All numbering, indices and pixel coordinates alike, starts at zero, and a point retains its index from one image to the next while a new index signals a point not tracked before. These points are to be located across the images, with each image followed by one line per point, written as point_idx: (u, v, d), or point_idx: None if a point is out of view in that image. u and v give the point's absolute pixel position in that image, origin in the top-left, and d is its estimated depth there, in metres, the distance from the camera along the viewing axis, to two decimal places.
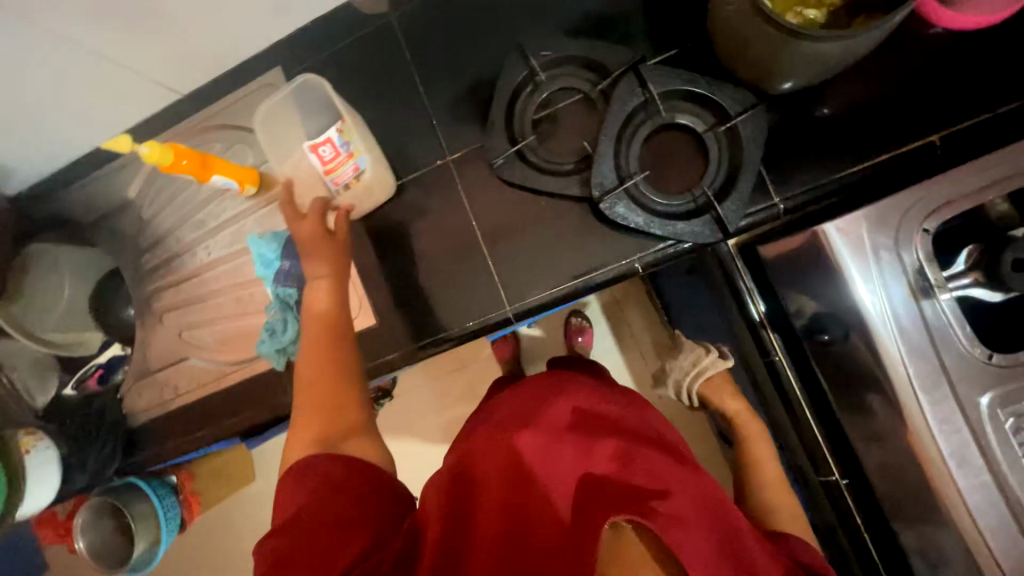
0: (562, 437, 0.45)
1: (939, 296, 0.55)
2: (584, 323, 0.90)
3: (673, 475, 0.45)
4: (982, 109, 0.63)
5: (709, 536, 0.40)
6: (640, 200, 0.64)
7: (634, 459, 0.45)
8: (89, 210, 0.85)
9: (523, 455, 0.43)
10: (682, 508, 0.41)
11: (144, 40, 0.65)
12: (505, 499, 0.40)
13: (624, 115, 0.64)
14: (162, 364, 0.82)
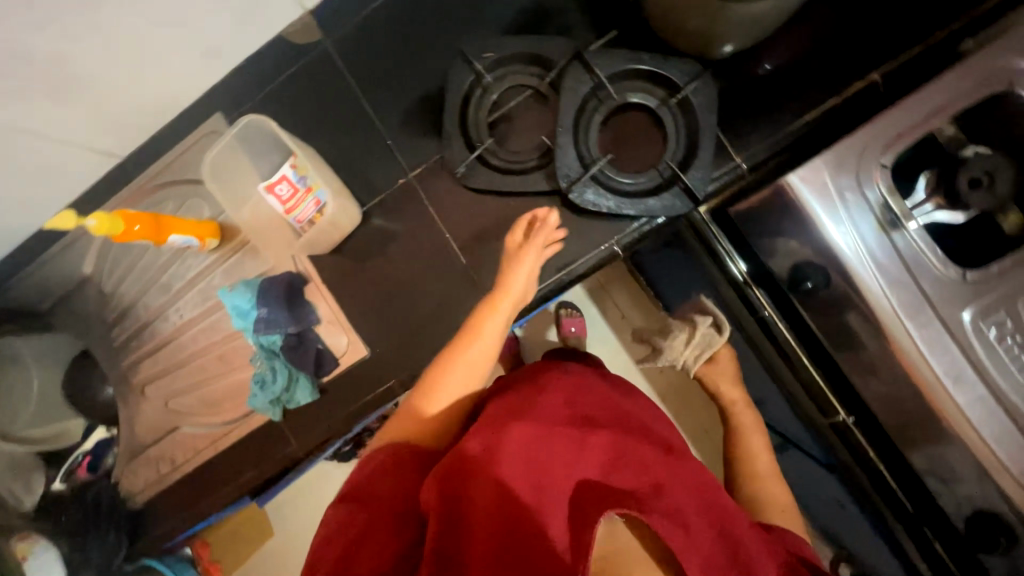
0: (562, 434, 0.47)
1: (907, 226, 0.57)
2: (575, 313, 0.90)
3: (665, 470, 0.48)
4: (913, 41, 0.65)
5: (696, 527, 0.44)
6: (608, 184, 0.65)
7: (629, 457, 0.48)
8: (43, 295, 0.80)
9: (524, 448, 0.44)
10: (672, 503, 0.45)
11: (69, 107, 0.62)
12: (513, 499, 0.41)
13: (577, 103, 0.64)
14: (152, 438, 0.79)
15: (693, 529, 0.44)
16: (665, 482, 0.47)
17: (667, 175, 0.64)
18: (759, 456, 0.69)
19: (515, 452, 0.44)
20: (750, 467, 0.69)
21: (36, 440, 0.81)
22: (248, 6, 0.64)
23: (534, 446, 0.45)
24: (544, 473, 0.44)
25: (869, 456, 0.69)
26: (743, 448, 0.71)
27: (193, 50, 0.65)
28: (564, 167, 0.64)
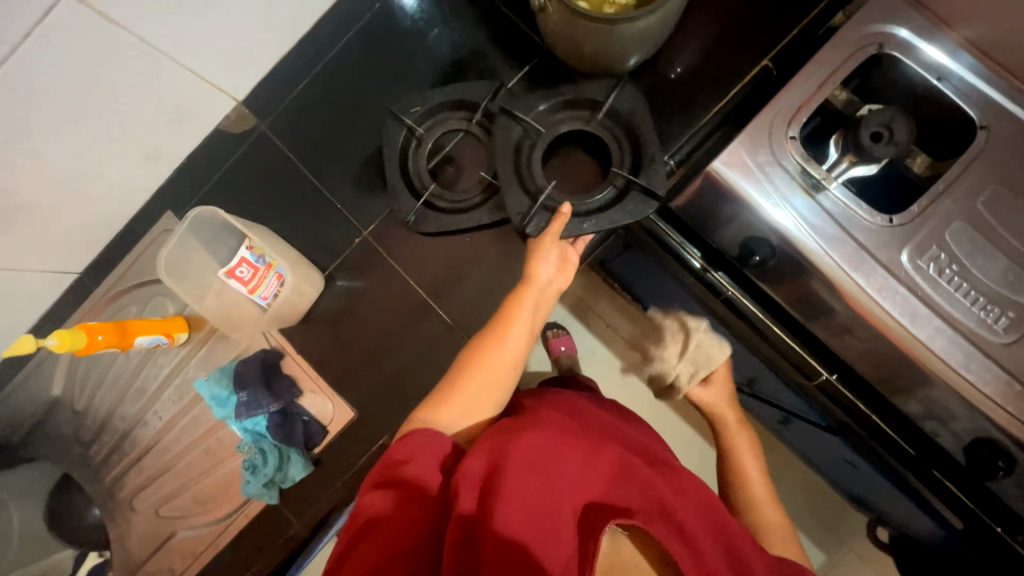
0: (562, 452, 0.45)
1: (829, 187, 0.61)
2: (562, 332, 0.90)
3: (665, 481, 0.47)
4: (788, 28, 0.73)
5: (698, 532, 0.45)
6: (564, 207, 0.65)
7: (631, 468, 0.46)
8: (13, 426, 0.78)
9: (537, 458, 0.43)
10: (672, 512, 0.45)
11: (16, 236, 0.63)
12: (520, 518, 0.39)
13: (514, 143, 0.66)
14: (147, 551, 0.75)
15: (693, 534, 0.44)
16: (665, 493, 0.46)
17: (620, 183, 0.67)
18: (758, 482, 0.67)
19: (518, 480, 0.41)
20: (749, 495, 0.66)
21: None
22: (180, 107, 0.67)
23: (535, 469, 0.43)
24: (547, 497, 0.42)
25: (861, 409, 0.73)
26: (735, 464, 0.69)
27: (135, 156, 0.67)
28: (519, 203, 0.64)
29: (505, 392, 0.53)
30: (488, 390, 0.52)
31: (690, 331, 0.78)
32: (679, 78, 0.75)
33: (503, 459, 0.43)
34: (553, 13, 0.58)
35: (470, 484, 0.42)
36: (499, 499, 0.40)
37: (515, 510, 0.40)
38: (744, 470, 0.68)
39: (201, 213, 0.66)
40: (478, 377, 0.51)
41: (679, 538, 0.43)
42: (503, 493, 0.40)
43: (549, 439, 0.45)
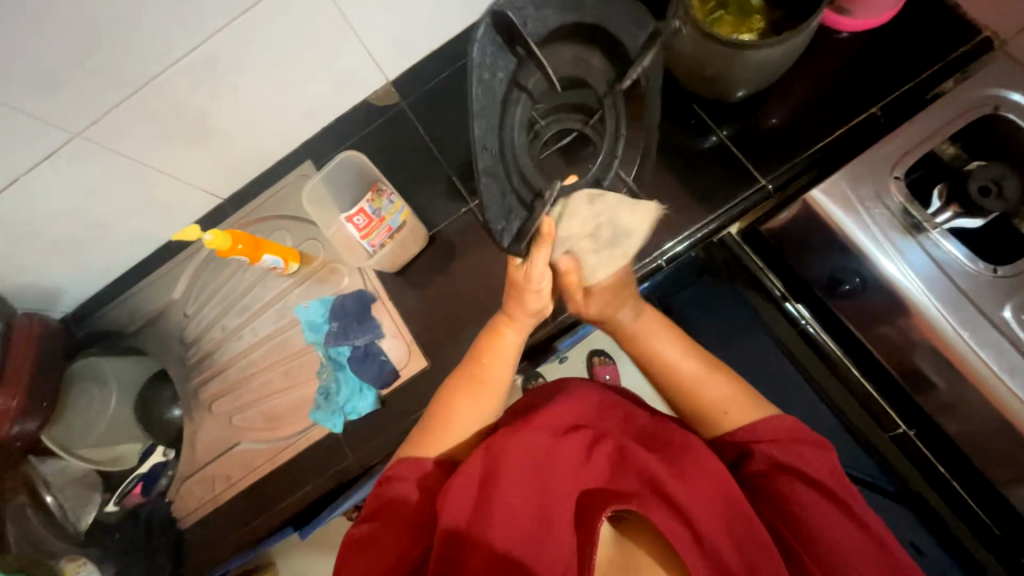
0: (550, 457, 0.51)
1: (931, 230, 0.62)
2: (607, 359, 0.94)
3: (669, 467, 0.50)
4: (904, 80, 0.75)
5: (710, 524, 0.46)
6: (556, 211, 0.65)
7: (624, 461, 0.51)
8: (132, 317, 0.88)
9: (530, 457, 0.50)
10: (678, 502, 0.47)
11: (195, 150, 0.75)
12: (510, 513, 0.47)
13: (508, 140, 0.67)
14: (211, 454, 0.81)
15: (705, 525, 0.46)
16: (667, 480, 0.49)
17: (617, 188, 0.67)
18: (685, 367, 0.59)
19: (505, 494, 0.48)
20: (690, 393, 0.58)
21: (96, 459, 0.83)
22: (344, 76, 0.78)
23: (524, 475, 0.49)
24: (539, 500, 0.48)
25: (942, 473, 0.69)
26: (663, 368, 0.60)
27: (298, 110, 0.79)
28: (511, 210, 0.66)
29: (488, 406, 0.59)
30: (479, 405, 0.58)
31: (572, 208, 0.61)
32: (774, 127, 0.79)
33: (492, 473, 0.49)
34: (685, 36, 0.66)
35: (464, 500, 0.48)
36: (488, 516, 0.47)
37: (504, 526, 0.47)
38: (671, 366, 0.60)
39: (349, 157, 0.77)
40: (462, 412, 0.58)
41: (687, 529, 0.46)
42: (492, 509, 0.47)
43: (536, 446, 0.51)
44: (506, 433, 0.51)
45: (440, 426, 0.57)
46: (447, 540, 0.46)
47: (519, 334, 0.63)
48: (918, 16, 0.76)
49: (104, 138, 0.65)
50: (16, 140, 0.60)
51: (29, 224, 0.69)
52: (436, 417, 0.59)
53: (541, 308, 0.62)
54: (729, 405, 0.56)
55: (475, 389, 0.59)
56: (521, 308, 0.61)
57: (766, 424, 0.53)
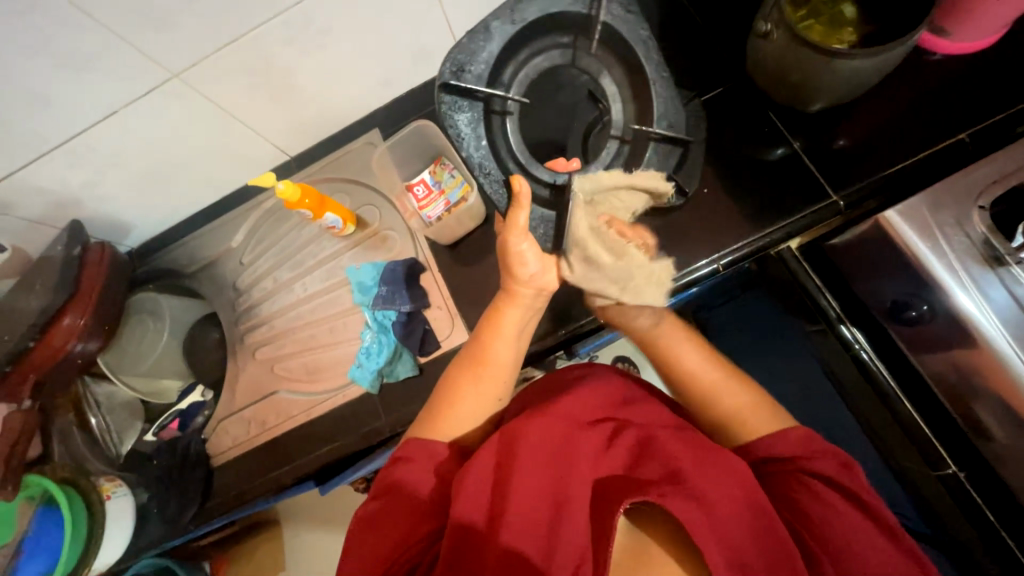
0: (570, 443, 0.51)
1: (1013, 264, 0.59)
2: (633, 367, 1.06)
3: (689, 457, 0.49)
4: (996, 109, 0.72)
5: (731, 523, 0.45)
6: (491, 128, 0.64)
7: (647, 451, 0.50)
8: (192, 259, 0.92)
9: (545, 445, 0.50)
10: (699, 494, 0.46)
11: (275, 104, 0.77)
12: (524, 503, 0.47)
13: (517, 52, 0.66)
14: (251, 398, 0.86)
15: (723, 522, 0.44)
16: (686, 467, 0.48)
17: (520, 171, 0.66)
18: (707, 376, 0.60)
19: (519, 483, 0.47)
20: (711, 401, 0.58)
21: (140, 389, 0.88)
22: (424, 49, 0.80)
23: (543, 459, 0.49)
24: (556, 485, 0.48)
25: (990, 520, 0.64)
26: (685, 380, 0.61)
27: (376, 79, 0.81)
28: (474, 76, 0.61)
29: (497, 390, 0.60)
30: (492, 387, 0.59)
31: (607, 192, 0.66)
32: (845, 147, 0.76)
33: (507, 457, 0.50)
34: (776, 40, 0.65)
35: (479, 494, 0.48)
36: (504, 503, 0.47)
37: (518, 517, 0.46)
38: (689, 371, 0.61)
39: (421, 127, 0.80)
40: (468, 399, 0.58)
41: (708, 524, 0.44)
42: (506, 495, 0.47)
43: (555, 431, 0.51)
44: (526, 418, 0.52)
45: (443, 412, 0.58)
46: (459, 524, 0.46)
47: (519, 310, 0.61)
48: (1021, 47, 0.73)
49: (197, 81, 0.68)
50: (122, 72, 0.63)
51: (118, 156, 0.73)
52: (441, 401, 0.59)
53: (541, 277, 0.60)
54: (752, 407, 0.56)
55: (477, 373, 0.59)
56: (521, 282, 0.60)
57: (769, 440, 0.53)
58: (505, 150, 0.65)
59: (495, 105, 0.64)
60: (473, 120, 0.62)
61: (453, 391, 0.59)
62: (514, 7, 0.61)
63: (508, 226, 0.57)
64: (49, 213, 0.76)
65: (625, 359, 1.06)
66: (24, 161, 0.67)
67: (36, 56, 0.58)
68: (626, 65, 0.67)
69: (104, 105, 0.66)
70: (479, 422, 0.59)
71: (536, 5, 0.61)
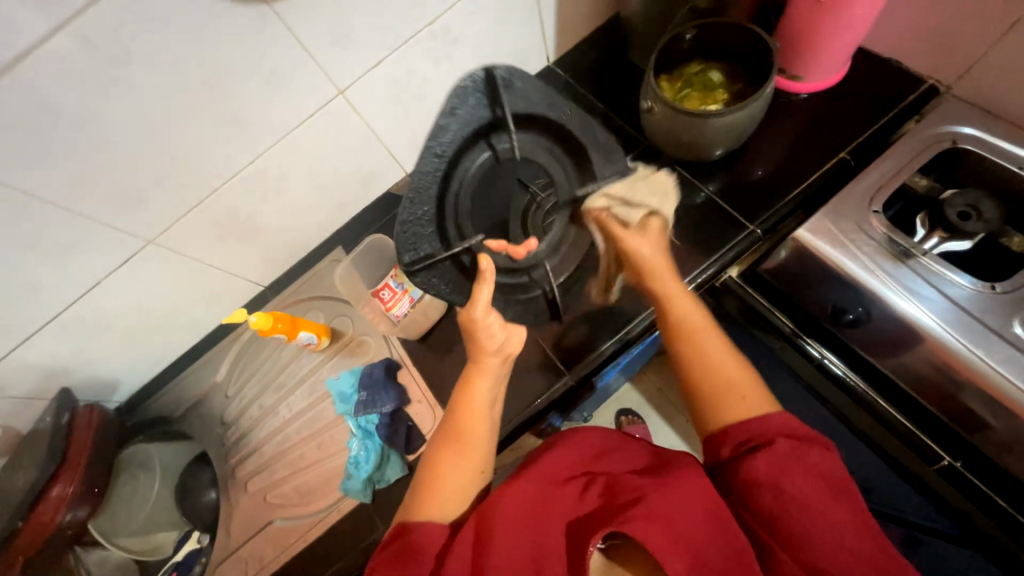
0: (544, 502, 0.52)
1: (920, 256, 0.66)
2: (635, 419, 1.08)
3: (655, 486, 0.50)
4: (864, 128, 0.83)
5: (696, 538, 0.46)
6: (475, 123, 0.63)
7: (616, 489, 0.51)
8: (179, 402, 0.95)
9: (521, 505, 0.51)
10: (664, 518, 0.46)
11: (243, 246, 0.86)
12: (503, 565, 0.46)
13: (541, 137, 0.69)
14: (247, 534, 0.85)
15: (690, 541, 0.46)
16: (653, 497, 0.48)
17: (443, 191, 0.64)
18: (714, 350, 0.62)
19: (498, 543, 0.48)
20: (713, 371, 0.60)
21: (136, 548, 0.86)
22: (370, 174, 0.90)
23: (518, 519, 0.50)
24: (533, 542, 0.49)
25: (1003, 507, 0.64)
26: (684, 334, 0.64)
27: (330, 206, 0.90)
28: (506, 92, 0.63)
29: (484, 463, 0.59)
30: (477, 454, 0.59)
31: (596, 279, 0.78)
32: (762, 177, 0.85)
33: (483, 532, 0.49)
34: (660, 113, 0.76)
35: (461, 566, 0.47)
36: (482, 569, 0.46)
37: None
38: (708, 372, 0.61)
39: (376, 241, 0.89)
40: (451, 472, 0.57)
41: (672, 541, 0.45)
42: (483, 560, 0.47)
43: (530, 491, 0.53)
44: (501, 487, 0.54)
45: (429, 490, 0.56)
46: None
47: (490, 378, 0.64)
48: (869, 74, 0.86)
49: (169, 244, 0.76)
50: (101, 251, 0.71)
51: (102, 322, 0.79)
52: (426, 477, 0.57)
53: (506, 345, 0.65)
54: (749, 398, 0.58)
55: (458, 440, 0.59)
56: (489, 349, 0.64)
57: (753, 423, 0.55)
58: (461, 157, 0.64)
59: (485, 120, 0.64)
60: (472, 116, 0.63)
61: (438, 467, 0.58)
62: (565, 118, 0.68)
63: (468, 307, 0.63)
64: (39, 388, 0.79)
65: (629, 410, 1.09)
66: (14, 345, 0.72)
67: (24, 254, 0.65)
68: (582, 229, 0.75)
69: (88, 280, 0.73)
70: (467, 491, 0.57)
71: (581, 130, 0.69)
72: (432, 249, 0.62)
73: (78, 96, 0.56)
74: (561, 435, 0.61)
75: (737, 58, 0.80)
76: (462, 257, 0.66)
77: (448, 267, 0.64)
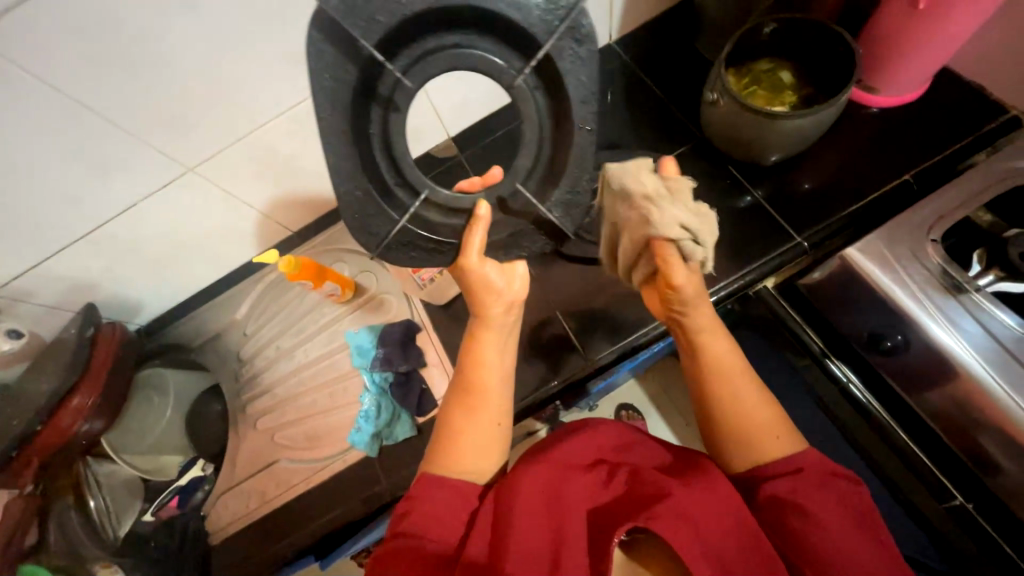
0: (564, 484, 0.52)
1: (973, 292, 0.63)
2: (639, 416, 1.07)
3: (684, 488, 0.50)
4: (932, 152, 0.79)
5: (715, 536, 0.47)
6: (513, 35, 0.49)
7: (641, 482, 0.52)
8: (197, 333, 0.96)
9: (549, 487, 0.51)
10: (690, 517, 0.47)
11: (280, 185, 0.85)
12: (530, 542, 0.46)
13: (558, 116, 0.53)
14: (252, 469, 0.87)
15: (710, 539, 0.47)
16: (683, 498, 0.49)
17: (431, 13, 0.47)
18: (746, 394, 0.56)
19: (525, 518, 0.47)
20: (746, 422, 0.55)
21: (141, 466, 0.89)
22: (413, 132, 0.88)
23: (541, 501, 0.50)
24: (556, 523, 0.48)
25: (1008, 555, 0.63)
26: (712, 371, 0.58)
27: None
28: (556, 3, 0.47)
29: (498, 427, 0.58)
30: (491, 410, 0.57)
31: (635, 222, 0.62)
32: (809, 191, 0.82)
33: (509, 505, 0.49)
34: (724, 106, 0.73)
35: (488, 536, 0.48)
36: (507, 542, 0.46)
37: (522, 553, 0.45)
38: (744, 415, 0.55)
39: None
40: (467, 429, 0.56)
41: (694, 540, 0.46)
42: (510, 533, 0.46)
43: (556, 473, 0.53)
44: (525, 463, 0.54)
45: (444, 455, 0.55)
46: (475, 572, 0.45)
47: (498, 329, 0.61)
48: (945, 96, 0.81)
49: (209, 174, 0.76)
50: (142, 171, 0.71)
51: (133, 243, 0.79)
52: (442, 437, 0.56)
53: (508, 291, 0.60)
54: (776, 430, 0.54)
55: (471, 395, 0.57)
56: (495, 296, 0.59)
57: (775, 468, 0.52)
58: (455, 15, 0.49)
59: (529, 35, 0.49)
60: (513, 10, 0.47)
61: (467, 425, 0.56)
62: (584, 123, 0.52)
63: (461, 254, 0.55)
64: (65, 298, 0.80)
65: (629, 406, 1.07)
66: (49, 252, 0.73)
67: (66, 162, 0.65)
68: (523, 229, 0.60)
69: (124, 199, 0.72)
70: (489, 446, 0.56)
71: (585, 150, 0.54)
72: (352, 42, 0.45)
73: (139, 8, 0.55)
74: (586, 421, 0.61)
75: (813, 60, 0.76)
76: (382, 79, 0.49)
77: (347, 70, 0.46)
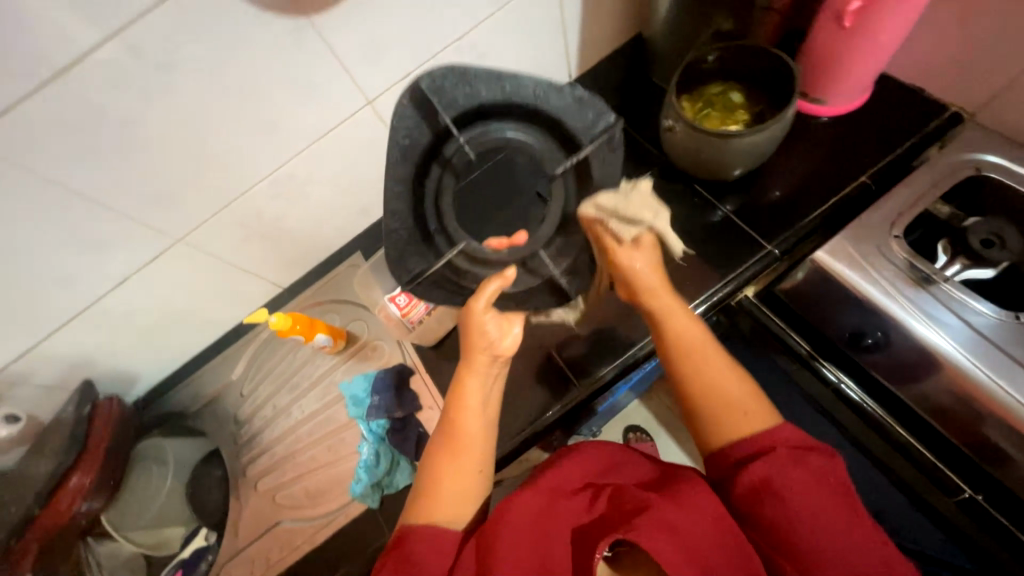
0: (551, 510, 0.52)
1: (942, 282, 0.65)
2: (644, 436, 1.06)
3: (673, 504, 0.49)
4: (884, 153, 0.83)
5: (702, 544, 0.46)
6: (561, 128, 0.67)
7: (627, 497, 0.51)
8: (195, 399, 0.97)
9: (534, 511, 0.51)
10: (674, 526, 0.47)
11: (268, 246, 0.88)
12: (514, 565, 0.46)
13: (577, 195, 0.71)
14: (254, 533, 0.88)
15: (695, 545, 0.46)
16: (667, 509, 0.48)
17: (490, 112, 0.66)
18: (717, 368, 0.60)
19: (509, 543, 0.47)
20: (715, 389, 0.59)
21: (145, 543, 0.86)
22: None
23: (527, 527, 0.49)
24: (543, 548, 0.48)
25: None
26: (676, 342, 0.64)
27: (352, 211, 0.93)
28: (593, 122, 0.67)
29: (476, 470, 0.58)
30: (472, 453, 0.58)
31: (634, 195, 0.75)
32: (778, 198, 0.86)
33: (493, 530, 0.49)
34: (681, 130, 0.77)
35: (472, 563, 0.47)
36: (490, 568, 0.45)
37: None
38: (711, 386, 0.59)
39: None
40: (445, 480, 0.56)
41: (681, 551, 0.45)
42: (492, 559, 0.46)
43: (541, 500, 0.53)
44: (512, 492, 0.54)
45: (426, 496, 0.55)
46: None
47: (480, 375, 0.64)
48: (888, 100, 0.86)
49: (198, 243, 0.79)
50: (134, 247, 0.73)
51: (128, 316, 0.81)
52: (424, 484, 0.57)
53: (497, 343, 0.65)
54: (748, 406, 0.57)
55: (452, 443, 0.59)
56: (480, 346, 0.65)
57: (745, 441, 0.54)
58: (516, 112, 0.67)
59: (574, 137, 0.68)
60: (570, 118, 0.67)
61: (450, 471, 0.57)
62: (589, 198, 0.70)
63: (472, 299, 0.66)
64: (63, 378, 0.81)
65: (635, 427, 1.07)
66: (46, 333, 0.75)
67: (61, 247, 0.68)
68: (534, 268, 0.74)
69: (117, 275, 0.75)
70: (468, 492, 0.56)
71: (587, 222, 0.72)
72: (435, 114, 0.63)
73: (125, 99, 0.59)
74: (575, 445, 0.61)
75: (759, 80, 0.81)
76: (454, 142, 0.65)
77: (421, 134, 0.63)
